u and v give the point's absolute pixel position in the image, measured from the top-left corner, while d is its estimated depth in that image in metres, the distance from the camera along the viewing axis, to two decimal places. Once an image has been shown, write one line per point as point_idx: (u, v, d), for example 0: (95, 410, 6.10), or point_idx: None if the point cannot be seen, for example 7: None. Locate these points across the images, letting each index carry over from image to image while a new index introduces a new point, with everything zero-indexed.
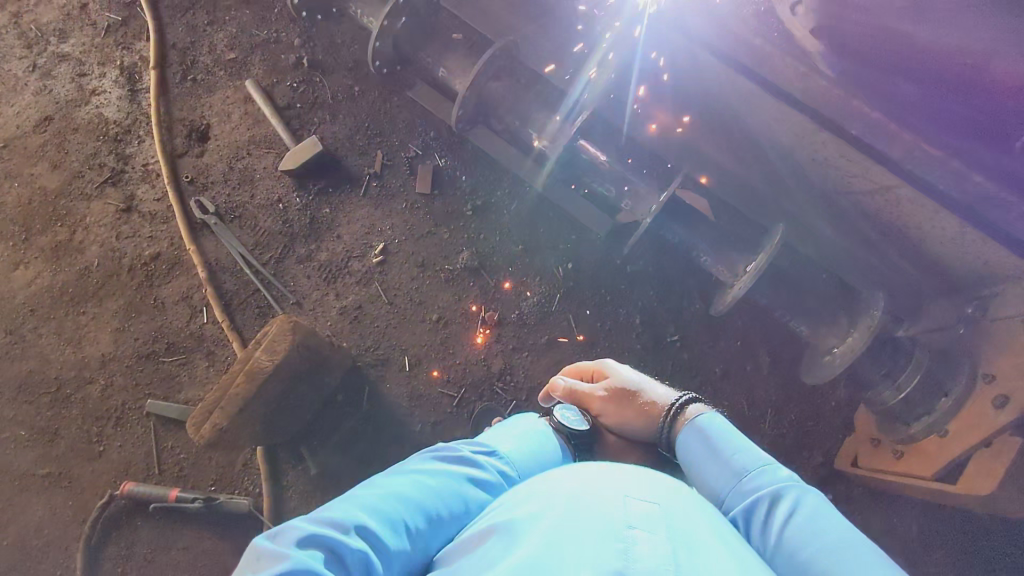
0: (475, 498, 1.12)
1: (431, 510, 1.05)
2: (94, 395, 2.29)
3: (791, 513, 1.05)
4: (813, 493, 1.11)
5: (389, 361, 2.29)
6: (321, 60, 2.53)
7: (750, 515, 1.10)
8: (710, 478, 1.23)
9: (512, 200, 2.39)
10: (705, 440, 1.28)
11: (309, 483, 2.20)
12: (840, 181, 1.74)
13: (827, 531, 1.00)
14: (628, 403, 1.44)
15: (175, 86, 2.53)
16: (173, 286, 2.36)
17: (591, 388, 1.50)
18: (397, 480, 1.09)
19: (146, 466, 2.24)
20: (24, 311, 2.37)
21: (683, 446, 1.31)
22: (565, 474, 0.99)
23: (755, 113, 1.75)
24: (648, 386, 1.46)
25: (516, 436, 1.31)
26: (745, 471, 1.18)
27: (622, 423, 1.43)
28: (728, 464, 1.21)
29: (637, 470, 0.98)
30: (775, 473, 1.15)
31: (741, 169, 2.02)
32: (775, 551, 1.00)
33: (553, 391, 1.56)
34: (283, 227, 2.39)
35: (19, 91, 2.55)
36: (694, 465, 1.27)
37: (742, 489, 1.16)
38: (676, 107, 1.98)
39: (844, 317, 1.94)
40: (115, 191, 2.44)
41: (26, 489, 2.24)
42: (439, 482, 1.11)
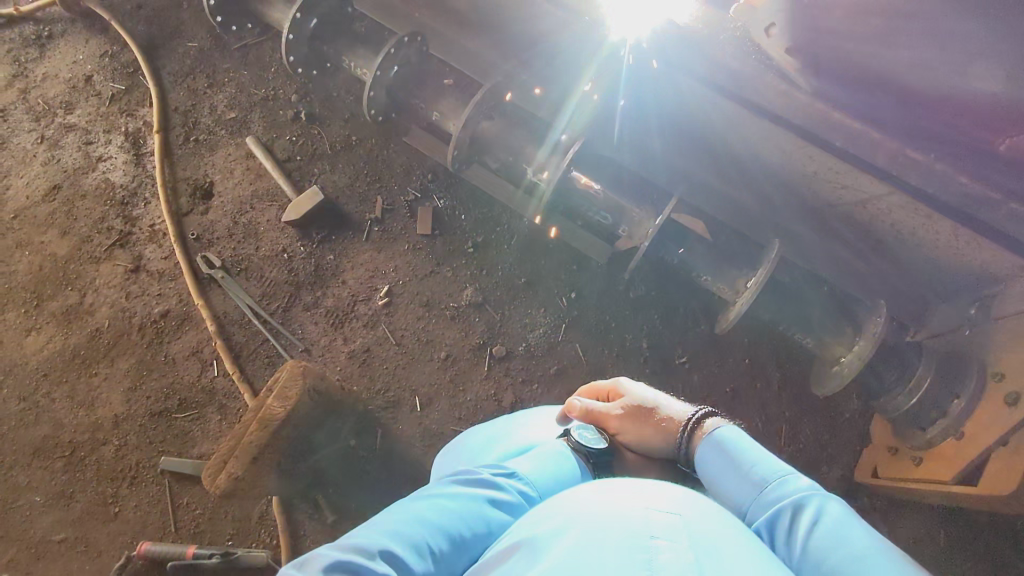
0: (497, 519, 1.12)
1: (453, 532, 1.07)
2: (108, 456, 2.29)
3: (816, 521, 1.05)
4: (835, 501, 1.11)
5: (400, 402, 2.30)
6: (318, 114, 2.61)
7: (774, 524, 1.10)
8: (729, 490, 1.22)
9: (513, 236, 2.44)
10: (724, 451, 1.27)
11: (327, 531, 2.18)
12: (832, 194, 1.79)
13: (852, 539, 1.00)
14: (645, 419, 1.44)
15: (178, 148, 2.61)
16: (183, 342, 2.39)
17: (607, 407, 1.51)
18: (418, 504, 1.11)
19: (161, 525, 2.22)
20: (37, 376, 2.39)
21: (702, 461, 1.30)
22: (584, 492, 0.98)
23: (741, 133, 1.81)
24: (664, 403, 1.47)
25: (534, 457, 1.32)
26: (765, 481, 1.18)
27: (639, 440, 1.43)
28: (748, 476, 1.21)
29: (657, 485, 0.97)
30: (796, 483, 1.16)
31: (733, 188, 2.08)
32: (801, 559, 1.00)
33: (569, 412, 1.56)
34: (290, 276, 2.43)
35: (28, 163, 2.62)
36: (711, 478, 1.27)
37: (764, 500, 1.16)
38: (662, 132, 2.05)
39: (848, 327, 1.95)
40: (124, 252, 2.49)
41: (41, 557, 2.22)
42: (460, 504, 1.12)
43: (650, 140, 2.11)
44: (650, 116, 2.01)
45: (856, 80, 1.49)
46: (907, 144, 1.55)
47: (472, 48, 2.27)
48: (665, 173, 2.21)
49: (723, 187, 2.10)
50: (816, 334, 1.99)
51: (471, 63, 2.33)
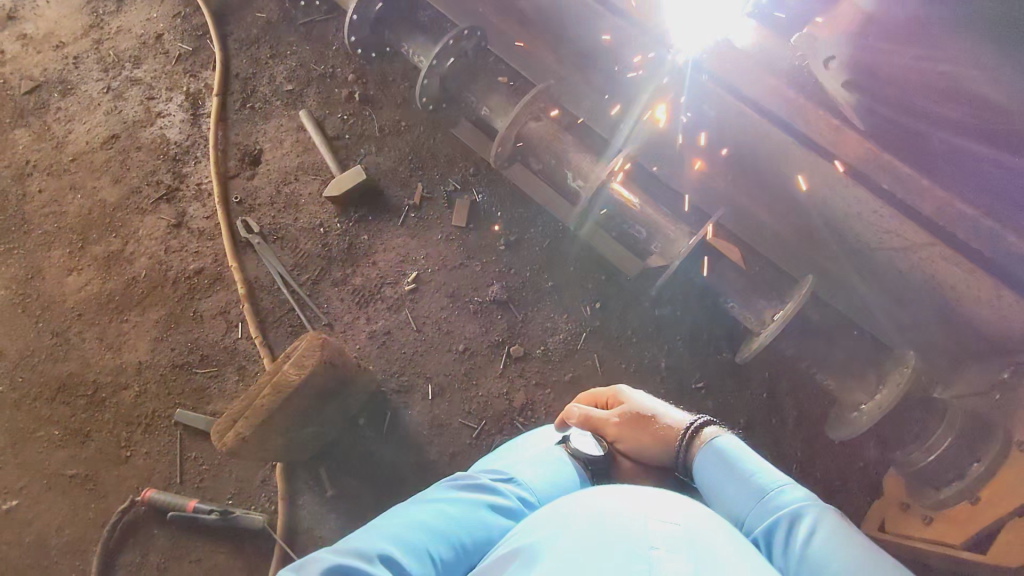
0: (496, 523, 1.17)
1: (455, 539, 1.12)
2: (127, 401, 2.37)
3: (813, 532, 1.05)
4: (832, 511, 1.11)
5: (413, 388, 2.33)
6: (372, 95, 2.65)
7: (772, 536, 1.10)
8: (728, 500, 1.23)
9: (546, 239, 2.44)
10: (723, 463, 1.28)
11: (324, 504, 2.22)
12: (877, 239, 1.70)
13: (849, 547, 1.00)
14: (643, 427, 1.43)
15: (234, 113, 2.68)
16: (212, 301, 2.45)
17: (605, 414, 1.50)
18: (420, 511, 1.16)
19: (168, 474, 2.28)
20: (72, 315, 2.47)
21: (700, 471, 1.31)
22: (582, 498, 0.99)
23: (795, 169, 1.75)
24: (663, 411, 1.45)
25: (532, 464, 1.38)
26: (764, 491, 1.19)
27: (637, 448, 1.43)
28: (746, 486, 1.22)
29: (652, 493, 0.97)
30: (793, 494, 1.16)
31: (779, 225, 1.99)
32: (798, 565, 1.00)
33: (567, 418, 1.55)
34: (323, 250, 2.48)
35: (91, 110, 2.72)
36: (712, 489, 1.27)
37: (762, 509, 1.16)
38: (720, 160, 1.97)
39: (871, 372, 1.91)
40: (169, 207, 2.57)
41: (53, 489, 2.30)
42: (460, 510, 1.18)
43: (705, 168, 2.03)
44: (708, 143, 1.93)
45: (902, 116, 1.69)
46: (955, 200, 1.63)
47: (528, 48, 2.22)
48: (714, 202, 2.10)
49: (769, 221, 2.01)
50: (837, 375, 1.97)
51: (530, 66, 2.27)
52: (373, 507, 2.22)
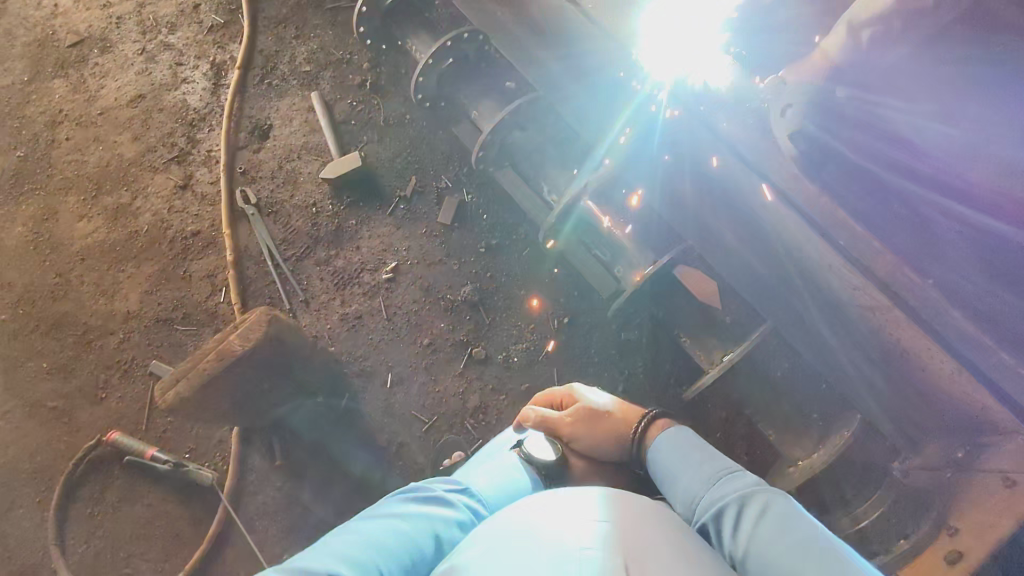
0: (448, 536, 1.23)
1: (407, 557, 1.13)
2: (111, 345, 2.50)
3: (760, 515, 1.12)
4: (781, 494, 1.18)
5: (374, 374, 2.38)
6: (383, 85, 2.72)
7: (720, 519, 1.19)
8: (682, 486, 1.35)
9: (526, 247, 2.46)
10: (678, 454, 1.44)
11: (272, 472, 2.30)
12: (841, 292, 1.66)
13: (793, 529, 1.06)
14: (598, 427, 1.63)
15: (253, 87, 2.78)
16: (202, 263, 2.56)
17: (561, 415, 1.69)
18: (374, 529, 1.18)
19: (136, 421, 2.41)
20: (76, 258, 2.63)
21: (655, 459, 1.49)
22: (517, 511, 1.14)
23: (770, 212, 1.72)
24: (613, 408, 1.66)
25: (483, 479, 1.46)
26: (719, 476, 1.30)
27: (591, 445, 1.62)
28: (700, 474, 1.34)
29: (575, 496, 1.16)
30: (742, 481, 1.25)
31: (760, 264, 1.78)
32: (744, 551, 1.08)
33: (525, 420, 1.74)
34: (312, 229, 2.55)
35: (125, 69, 2.88)
36: (667, 476, 1.41)
37: (713, 492, 1.27)
38: (696, 188, 1.82)
39: (815, 429, 1.89)
40: (178, 169, 2.70)
41: (33, 417, 2.45)
42: (413, 526, 1.21)
43: (679, 190, 1.86)
44: (681, 163, 1.81)
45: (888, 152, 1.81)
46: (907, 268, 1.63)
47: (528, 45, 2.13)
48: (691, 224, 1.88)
49: (736, 251, 1.82)
50: (778, 428, 1.96)
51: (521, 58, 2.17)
52: (317, 482, 2.28)
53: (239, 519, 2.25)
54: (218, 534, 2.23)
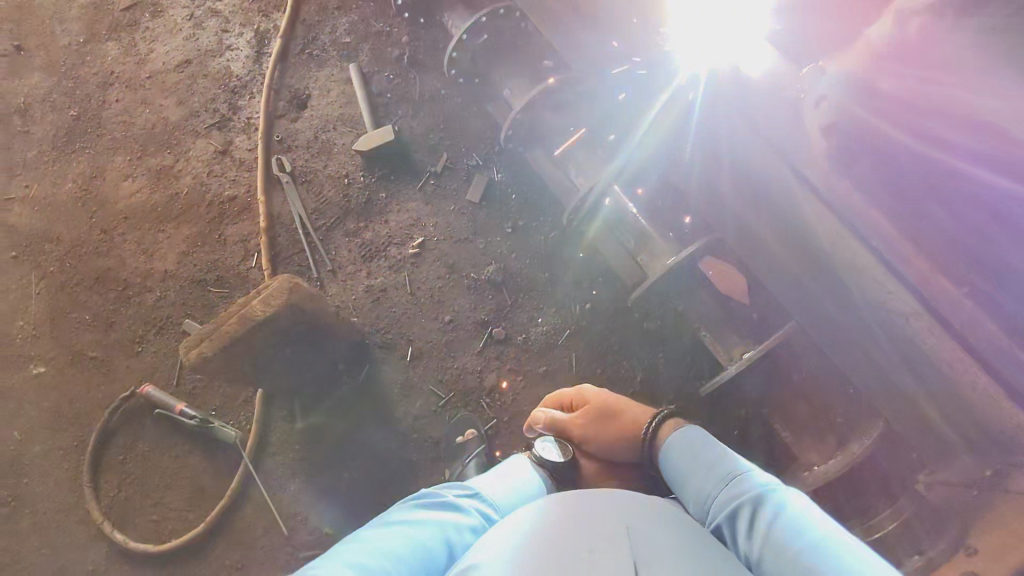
0: (458, 543, 1.25)
1: (418, 566, 1.14)
2: (149, 302, 2.60)
3: (775, 515, 1.09)
4: (796, 494, 1.16)
5: (395, 346, 2.41)
6: (421, 60, 2.72)
7: (735, 520, 1.17)
8: (696, 488, 1.33)
9: (553, 230, 2.44)
10: (691, 454, 1.41)
11: (292, 435, 2.37)
12: (876, 294, 1.51)
13: (808, 530, 1.04)
14: (607, 426, 1.65)
15: (294, 57, 2.82)
16: (237, 228, 2.63)
17: (571, 416, 1.73)
18: (384, 536, 1.18)
19: (168, 376, 2.51)
20: (120, 217, 2.73)
21: (668, 463, 1.45)
22: (526, 519, 1.18)
23: (806, 209, 1.59)
24: (623, 408, 1.69)
25: (496, 481, 1.47)
26: (732, 475, 1.28)
27: (601, 446, 1.63)
28: (713, 474, 1.31)
29: (580, 498, 1.21)
30: (756, 479, 1.23)
31: (795, 266, 1.70)
32: (760, 555, 1.06)
33: (536, 423, 1.80)
34: (343, 199, 2.59)
35: (173, 34, 2.95)
36: (680, 477, 1.39)
37: (725, 492, 1.24)
38: (732, 183, 1.76)
39: (832, 438, 1.89)
40: (219, 134, 2.76)
41: (74, 365, 2.58)
42: (424, 534, 1.21)
43: (716, 181, 1.80)
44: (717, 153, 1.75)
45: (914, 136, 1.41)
46: (939, 271, 1.47)
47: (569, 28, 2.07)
48: (728, 222, 1.86)
49: (771, 249, 1.74)
50: (794, 430, 1.99)
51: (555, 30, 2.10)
52: (334, 448, 2.34)
53: (259, 477, 2.34)
54: (238, 490, 2.32)
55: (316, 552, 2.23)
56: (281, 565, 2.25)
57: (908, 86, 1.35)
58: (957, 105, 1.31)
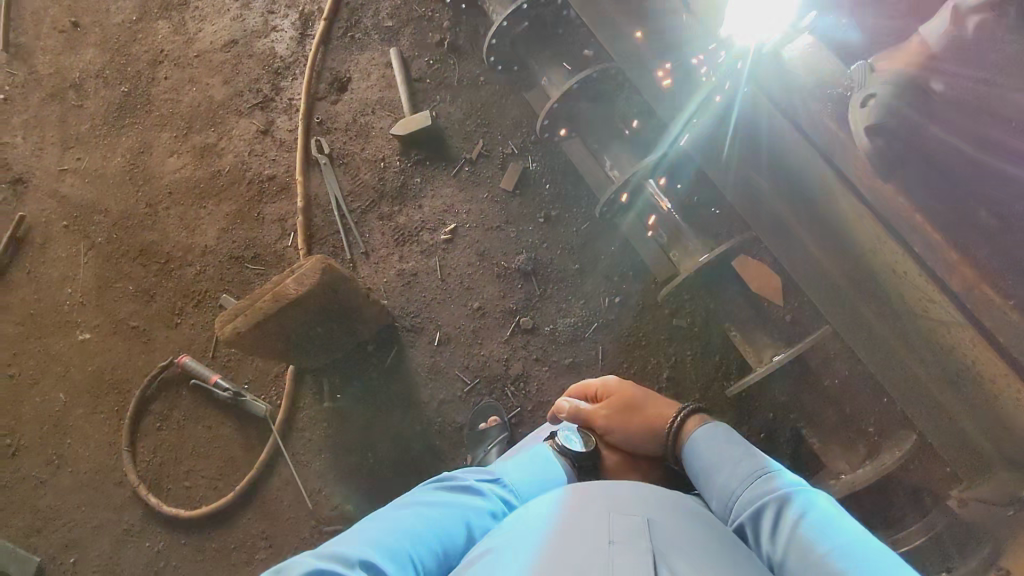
0: (479, 526, 1.27)
1: (437, 545, 1.16)
2: (189, 275, 2.68)
3: (801, 518, 1.07)
4: (823, 496, 1.14)
5: (423, 331, 2.44)
6: (461, 46, 2.72)
7: (759, 520, 1.15)
8: (718, 483, 1.30)
9: (586, 221, 2.42)
10: (713, 449, 1.38)
11: (320, 412, 2.42)
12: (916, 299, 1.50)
13: (836, 534, 1.02)
14: (630, 419, 1.61)
15: (336, 39, 2.84)
16: (276, 207, 2.68)
17: (594, 406, 1.70)
18: (406, 515, 1.21)
19: (204, 348, 2.59)
20: (165, 192, 2.81)
21: (690, 457, 1.43)
22: (545, 507, 1.18)
23: (842, 207, 1.59)
24: (648, 400, 1.64)
25: (517, 469, 1.49)
26: (757, 473, 1.25)
27: (623, 438, 1.60)
28: (737, 471, 1.29)
29: (603, 489, 1.20)
30: (781, 479, 1.20)
31: (831, 266, 1.67)
32: (784, 556, 1.04)
33: (561, 412, 1.79)
34: (378, 183, 2.61)
35: (221, 14, 3.00)
36: (703, 472, 1.37)
37: (750, 490, 1.22)
38: (769, 177, 1.72)
39: (862, 446, 1.85)
40: (261, 114, 2.82)
41: (117, 333, 2.68)
42: (444, 515, 1.24)
43: (755, 176, 1.76)
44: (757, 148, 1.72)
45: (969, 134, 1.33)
46: (986, 279, 1.40)
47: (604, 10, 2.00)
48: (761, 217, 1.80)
49: (807, 248, 1.71)
50: (822, 436, 1.94)
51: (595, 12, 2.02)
52: (360, 427, 2.39)
53: (287, 451, 2.40)
54: (267, 462, 2.39)
55: (339, 528, 2.29)
56: (305, 538, 2.31)
57: (960, 86, 1.28)
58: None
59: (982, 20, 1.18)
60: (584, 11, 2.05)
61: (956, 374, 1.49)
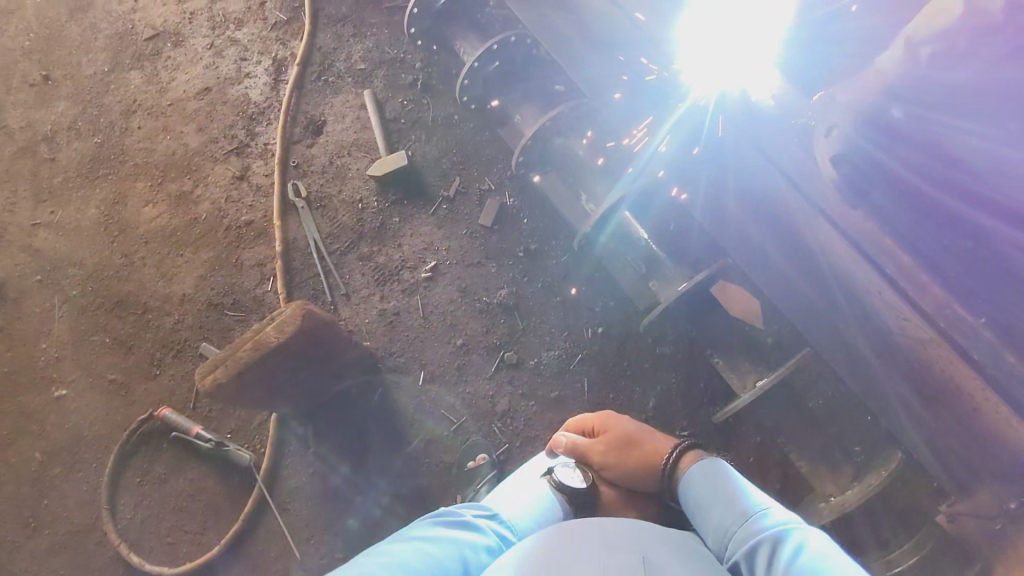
0: (475, 562, 1.25)
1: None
2: (167, 325, 2.64)
3: (796, 555, 1.06)
4: (817, 534, 1.13)
5: (407, 371, 2.42)
6: (434, 85, 2.76)
7: (754, 557, 1.14)
8: (714, 521, 1.30)
9: (564, 253, 2.45)
10: (710, 487, 1.38)
11: (305, 459, 2.38)
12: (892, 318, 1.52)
13: (830, 570, 1.01)
14: (627, 456, 1.61)
15: (310, 83, 2.87)
16: (254, 252, 2.67)
17: (591, 441, 1.69)
18: (403, 548, 1.19)
19: (185, 400, 2.54)
20: (141, 241, 2.79)
21: (686, 494, 1.43)
22: (540, 544, 1.17)
23: (813, 233, 1.61)
24: (646, 437, 1.65)
25: (515, 504, 1.49)
26: (750, 512, 1.25)
27: (620, 476, 1.59)
28: (733, 509, 1.29)
29: (597, 524, 1.19)
30: (777, 517, 1.20)
31: (807, 288, 1.69)
32: None
33: (556, 445, 1.76)
34: (357, 224, 2.62)
35: (194, 63, 3.02)
36: (699, 510, 1.36)
37: (743, 530, 1.22)
38: (739, 202, 1.74)
39: (849, 468, 1.86)
40: (237, 160, 2.82)
41: (95, 388, 2.62)
42: (441, 551, 1.21)
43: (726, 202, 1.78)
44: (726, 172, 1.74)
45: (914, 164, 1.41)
46: (956, 299, 1.43)
47: (575, 47, 2.10)
48: (731, 238, 1.83)
49: (784, 271, 1.72)
50: (810, 459, 1.95)
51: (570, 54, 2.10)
52: (347, 472, 2.35)
53: (272, 502, 2.35)
54: (251, 514, 2.34)
55: None
56: None
57: (919, 125, 1.37)
58: (965, 149, 1.33)
59: (932, 52, 1.28)
60: (557, 53, 2.13)
61: (936, 391, 1.50)
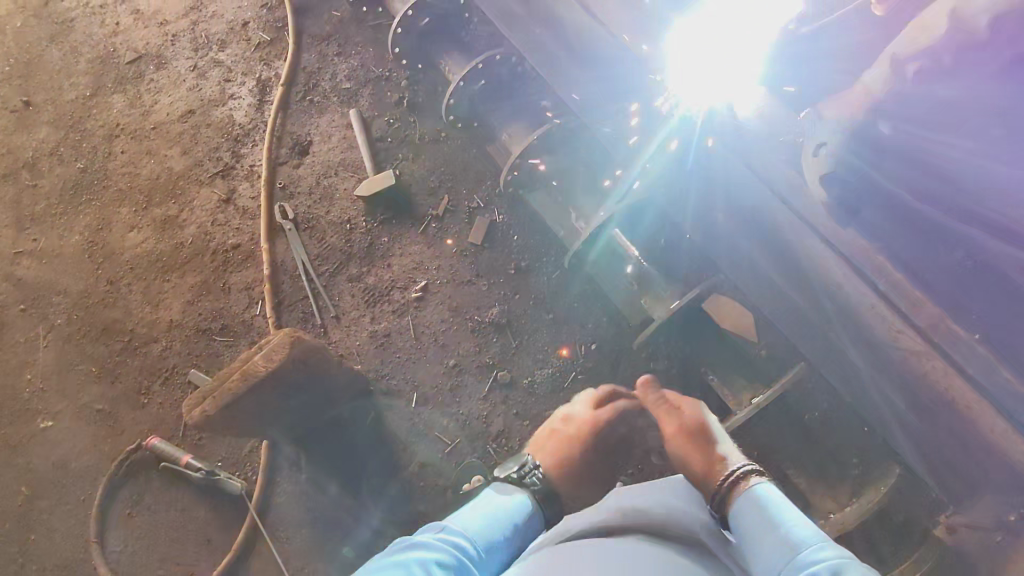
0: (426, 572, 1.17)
1: None
2: (154, 352, 2.60)
3: None
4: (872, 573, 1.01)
5: (400, 393, 2.39)
6: (420, 103, 2.74)
7: None
8: (760, 549, 1.21)
9: (555, 270, 2.43)
10: (761, 515, 1.29)
11: (298, 485, 2.34)
12: (886, 331, 1.49)
13: None
14: (692, 451, 1.64)
15: (295, 103, 2.85)
16: (241, 276, 2.63)
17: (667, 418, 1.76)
18: None
19: (174, 428, 2.50)
20: (125, 267, 2.75)
21: (735, 521, 1.34)
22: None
23: (803, 246, 1.58)
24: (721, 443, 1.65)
25: (471, 515, 1.43)
26: (801, 544, 1.15)
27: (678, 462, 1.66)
28: (783, 539, 1.19)
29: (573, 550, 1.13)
30: (830, 551, 1.09)
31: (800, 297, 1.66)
32: None
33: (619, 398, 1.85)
34: (345, 245, 2.59)
35: (177, 85, 2.99)
36: (745, 539, 1.27)
37: (792, 562, 1.12)
38: (728, 213, 1.70)
39: (847, 482, 1.85)
40: (222, 183, 2.79)
41: (82, 418, 2.58)
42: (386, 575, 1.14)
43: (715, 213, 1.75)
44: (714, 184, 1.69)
45: (909, 173, 1.47)
46: (951, 315, 1.46)
47: (561, 64, 1.99)
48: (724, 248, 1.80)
49: (775, 280, 1.69)
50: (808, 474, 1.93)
51: (550, 64, 2.04)
52: (341, 498, 2.31)
53: (264, 531, 2.31)
54: (243, 543, 2.30)
55: None
56: None
57: (906, 133, 1.42)
58: (955, 156, 1.40)
59: (919, 68, 1.29)
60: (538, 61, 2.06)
61: (933, 404, 1.49)
